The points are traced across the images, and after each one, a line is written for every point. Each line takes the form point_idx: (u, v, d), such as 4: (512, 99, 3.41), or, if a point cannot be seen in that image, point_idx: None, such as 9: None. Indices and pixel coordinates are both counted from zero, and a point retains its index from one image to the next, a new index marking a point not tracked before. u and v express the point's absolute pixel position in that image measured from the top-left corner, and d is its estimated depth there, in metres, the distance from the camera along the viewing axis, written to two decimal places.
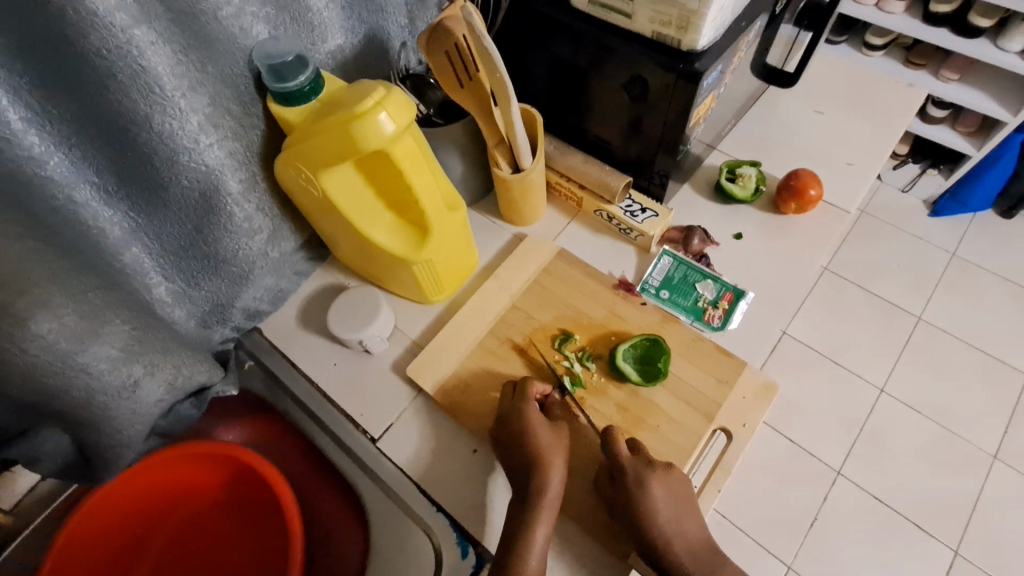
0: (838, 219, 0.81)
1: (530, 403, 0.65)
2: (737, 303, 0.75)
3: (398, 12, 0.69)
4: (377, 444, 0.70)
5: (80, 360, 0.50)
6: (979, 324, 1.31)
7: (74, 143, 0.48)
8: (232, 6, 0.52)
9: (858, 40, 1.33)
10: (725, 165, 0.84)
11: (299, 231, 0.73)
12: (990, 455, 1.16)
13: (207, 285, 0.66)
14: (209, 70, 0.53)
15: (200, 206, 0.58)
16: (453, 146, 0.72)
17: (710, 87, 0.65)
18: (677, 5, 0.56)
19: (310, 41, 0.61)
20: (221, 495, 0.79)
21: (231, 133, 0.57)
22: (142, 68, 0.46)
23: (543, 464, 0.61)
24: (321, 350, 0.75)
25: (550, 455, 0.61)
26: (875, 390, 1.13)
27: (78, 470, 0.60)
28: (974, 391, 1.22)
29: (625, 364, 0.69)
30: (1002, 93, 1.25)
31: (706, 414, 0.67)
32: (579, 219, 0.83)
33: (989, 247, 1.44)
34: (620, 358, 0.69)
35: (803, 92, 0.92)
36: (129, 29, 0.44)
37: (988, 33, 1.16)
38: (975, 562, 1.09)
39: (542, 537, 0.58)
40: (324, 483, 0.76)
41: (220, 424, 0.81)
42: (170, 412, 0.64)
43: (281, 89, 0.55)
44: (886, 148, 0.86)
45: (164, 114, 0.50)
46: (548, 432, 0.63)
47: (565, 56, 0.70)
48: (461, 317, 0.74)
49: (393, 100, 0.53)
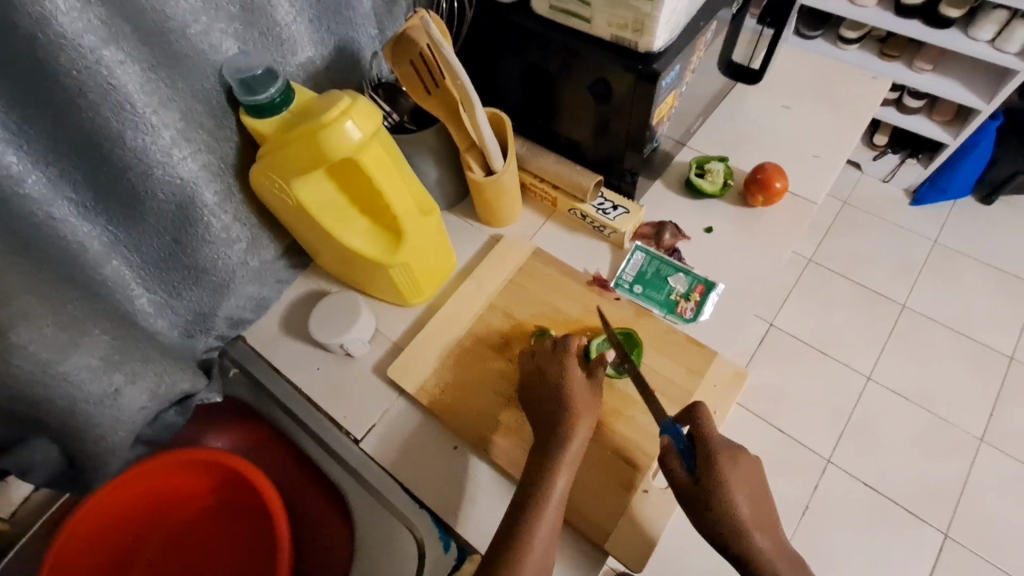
0: (805, 210, 0.83)
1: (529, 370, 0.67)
2: (709, 294, 0.77)
3: (367, 23, 0.71)
4: (361, 445, 0.71)
5: (61, 369, 0.51)
6: (962, 309, 1.33)
7: (51, 161, 0.50)
8: (200, 24, 0.54)
9: (833, 35, 1.36)
10: (694, 161, 0.86)
11: (278, 239, 0.75)
12: (977, 438, 1.18)
13: (188, 295, 0.68)
14: (180, 86, 0.54)
15: (176, 218, 0.60)
16: (427, 151, 0.74)
17: (670, 86, 0.67)
18: (631, 10, 0.59)
19: (280, 54, 0.62)
20: (210, 501, 0.80)
21: (205, 146, 0.59)
22: (112, 86, 0.48)
23: (573, 422, 0.61)
24: (304, 355, 0.76)
25: (583, 411, 0.63)
26: (861, 378, 1.18)
27: (66, 479, 0.62)
28: (958, 376, 1.24)
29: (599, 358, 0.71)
30: (974, 82, 1.27)
31: (677, 403, 0.69)
32: (554, 219, 0.85)
33: (971, 233, 1.46)
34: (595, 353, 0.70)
35: (770, 88, 0.95)
36: (97, 49, 0.46)
37: (960, 24, 1.19)
38: (966, 545, 1.10)
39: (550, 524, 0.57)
40: (311, 486, 0.78)
41: (208, 431, 0.82)
42: (155, 420, 0.65)
43: (252, 102, 0.57)
44: (851, 140, 0.88)
45: (136, 130, 0.51)
46: (585, 391, 0.64)
47: (530, 60, 0.72)
48: (441, 318, 0.76)
49: (358, 109, 0.55)
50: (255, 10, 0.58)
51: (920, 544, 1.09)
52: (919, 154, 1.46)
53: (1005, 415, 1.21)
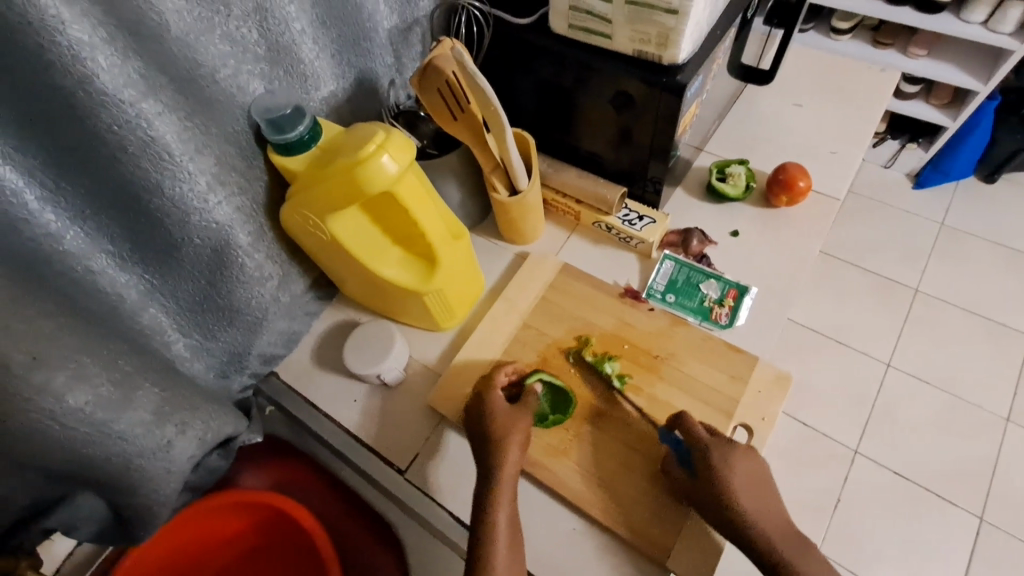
0: (828, 207, 0.83)
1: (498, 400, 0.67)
2: (742, 299, 0.77)
3: (385, 52, 0.71)
4: (406, 474, 0.71)
5: (115, 427, 0.50)
6: (976, 290, 1.32)
7: (89, 216, 0.49)
8: (229, 67, 0.53)
9: (825, 27, 1.36)
10: (714, 166, 0.86)
11: (307, 273, 0.74)
12: (1002, 418, 1.17)
13: (223, 336, 0.67)
14: (213, 131, 0.54)
15: (212, 261, 0.59)
16: (451, 175, 0.74)
17: (693, 95, 0.67)
18: (655, 24, 0.59)
19: (304, 90, 0.62)
20: (252, 539, 0.79)
21: (238, 188, 0.59)
22: (152, 138, 0.48)
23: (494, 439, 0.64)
24: (339, 388, 0.76)
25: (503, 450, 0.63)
26: (881, 364, 1.21)
27: (115, 535, 0.61)
28: (980, 358, 1.23)
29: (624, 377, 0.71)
30: (971, 64, 1.28)
31: (723, 411, 0.69)
32: (578, 232, 0.85)
33: (977, 210, 1.44)
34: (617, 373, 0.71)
35: (779, 87, 0.95)
36: (137, 103, 0.45)
37: (950, 9, 1.20)
38: (1005, 528, 1.08)
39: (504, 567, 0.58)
40: (353, 520, 0.76)
41: (243, 469, 0.80)
42: (200, 466, 0.64)
43: (282, 140, 0.57)
44: (866, 134, 0.89)
45: (174, 179, 0.51)
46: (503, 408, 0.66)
47: (548, 77, 0.71)
48: (477, 341, 0.75)
49: (394, 142, 0.55)
50: (280, 49, 0.58)
51: (954, 529, 1.08)
52: (919, 138, 1.46)
53: None
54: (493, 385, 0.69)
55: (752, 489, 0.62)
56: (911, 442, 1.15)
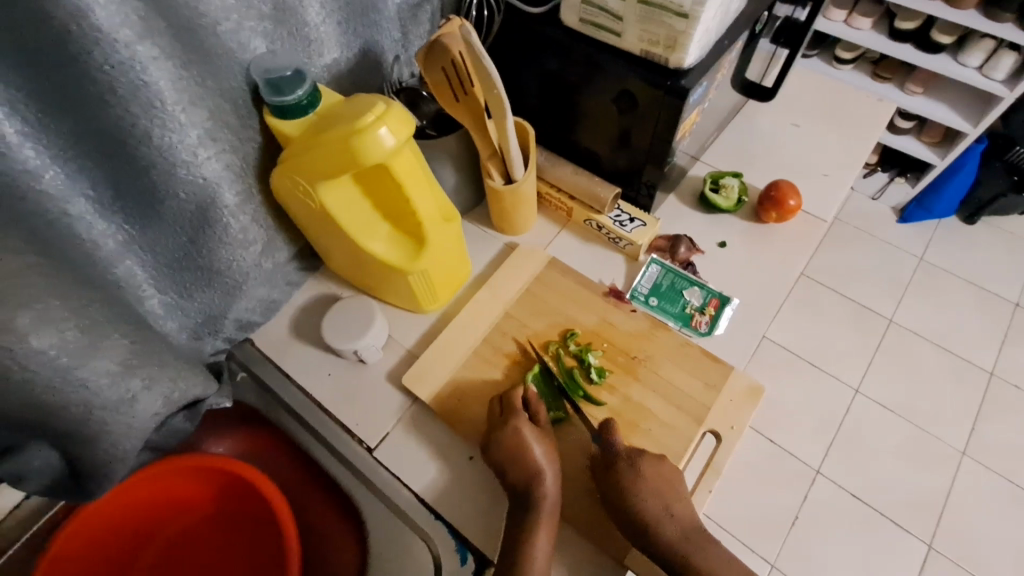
0: (814, 227, 0.85)
1: (517, 414, 0.66)
2: (723, 308, 0.78)
3: (392, 26, 0.70)
4: (374, 453, 0.70)
5: (79, 376, 0.49)
6: (949, 326, 1.34)
7: (70, 156, 0.48)
8: (231, 21, 0.52)
9: (828, 55, 1.38)
10: (709, 176, 0.87)
11: (292, 241, 0.73)
12: (958, 451, 1.20)
13: (200, 296, 0.65)
14: (209, 84, 0.53)
15: (196, 218, 0.58)
16: (446, 157, 0.73)
17: (695, 103, 0.68)
18: (665, 26, 0.59)
19: (307, 55, 0.61)
20: (212, 507, 0.79)
21: (229, 146, 0.58)
22: (144, 83, 0.46)
23: (505, 435, 0.64)
24: (314, 361, 0.74)
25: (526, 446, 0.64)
26: (851, 391, 1.19)
27: (66, 487, 0.59)
28: (945, 390, 1.26)
29: (601, 376, 0.71)
30: (965, 105, 1.30)
31: (694, 417, 0.70)
32: (569, 228, 0.85)
33: (959, 249, 1.47)
34: (594, 371, 0.71)
35: (778, 106, 0.96)
36: (133, 45, 0.44)
37: (949, 50, 1.22)
38: (948, 554, 1.11)
39: (538, 559, 0.59)
40: (315, 491, 0.78)
41: (210, 437, 0.81)
42: (163, 425, 0.63)
43: (279, 102, 0.56)
44: (858, 160, 0.91)
45: (163, 128, 0.50)
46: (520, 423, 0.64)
47: (554, 70, 0.72)
48: (458, 324, 0.75)
49: (393, 115, 0.54)
50: (286, 9, 0.57)
51: (903, 554, 1.10)
52: (908, 173, 1.52)
53: (986, 428, 1.23)
54: (518, 406, 0.67)
55: (685, 505, 0.63)
56: (870, 460, 1.16)
